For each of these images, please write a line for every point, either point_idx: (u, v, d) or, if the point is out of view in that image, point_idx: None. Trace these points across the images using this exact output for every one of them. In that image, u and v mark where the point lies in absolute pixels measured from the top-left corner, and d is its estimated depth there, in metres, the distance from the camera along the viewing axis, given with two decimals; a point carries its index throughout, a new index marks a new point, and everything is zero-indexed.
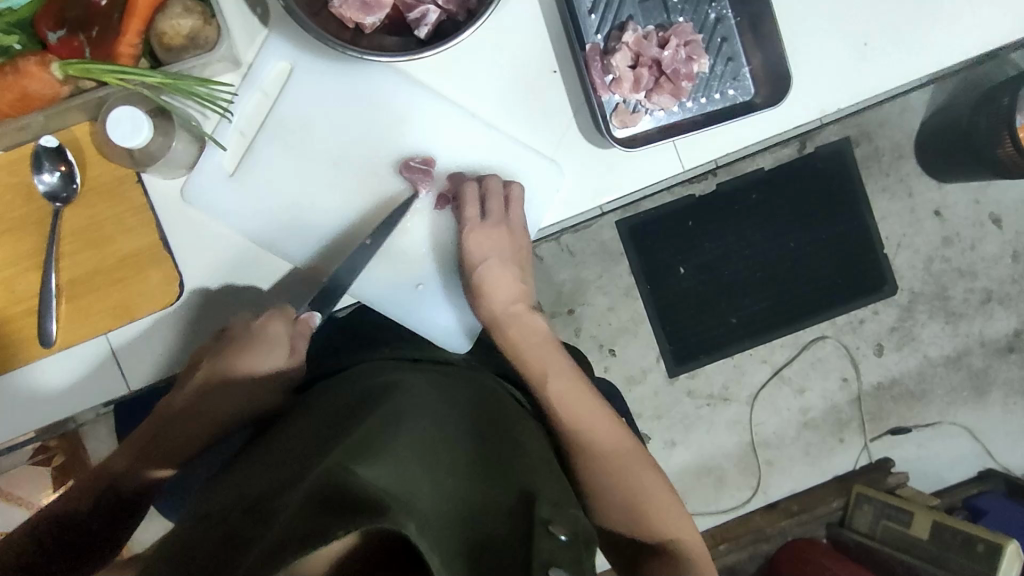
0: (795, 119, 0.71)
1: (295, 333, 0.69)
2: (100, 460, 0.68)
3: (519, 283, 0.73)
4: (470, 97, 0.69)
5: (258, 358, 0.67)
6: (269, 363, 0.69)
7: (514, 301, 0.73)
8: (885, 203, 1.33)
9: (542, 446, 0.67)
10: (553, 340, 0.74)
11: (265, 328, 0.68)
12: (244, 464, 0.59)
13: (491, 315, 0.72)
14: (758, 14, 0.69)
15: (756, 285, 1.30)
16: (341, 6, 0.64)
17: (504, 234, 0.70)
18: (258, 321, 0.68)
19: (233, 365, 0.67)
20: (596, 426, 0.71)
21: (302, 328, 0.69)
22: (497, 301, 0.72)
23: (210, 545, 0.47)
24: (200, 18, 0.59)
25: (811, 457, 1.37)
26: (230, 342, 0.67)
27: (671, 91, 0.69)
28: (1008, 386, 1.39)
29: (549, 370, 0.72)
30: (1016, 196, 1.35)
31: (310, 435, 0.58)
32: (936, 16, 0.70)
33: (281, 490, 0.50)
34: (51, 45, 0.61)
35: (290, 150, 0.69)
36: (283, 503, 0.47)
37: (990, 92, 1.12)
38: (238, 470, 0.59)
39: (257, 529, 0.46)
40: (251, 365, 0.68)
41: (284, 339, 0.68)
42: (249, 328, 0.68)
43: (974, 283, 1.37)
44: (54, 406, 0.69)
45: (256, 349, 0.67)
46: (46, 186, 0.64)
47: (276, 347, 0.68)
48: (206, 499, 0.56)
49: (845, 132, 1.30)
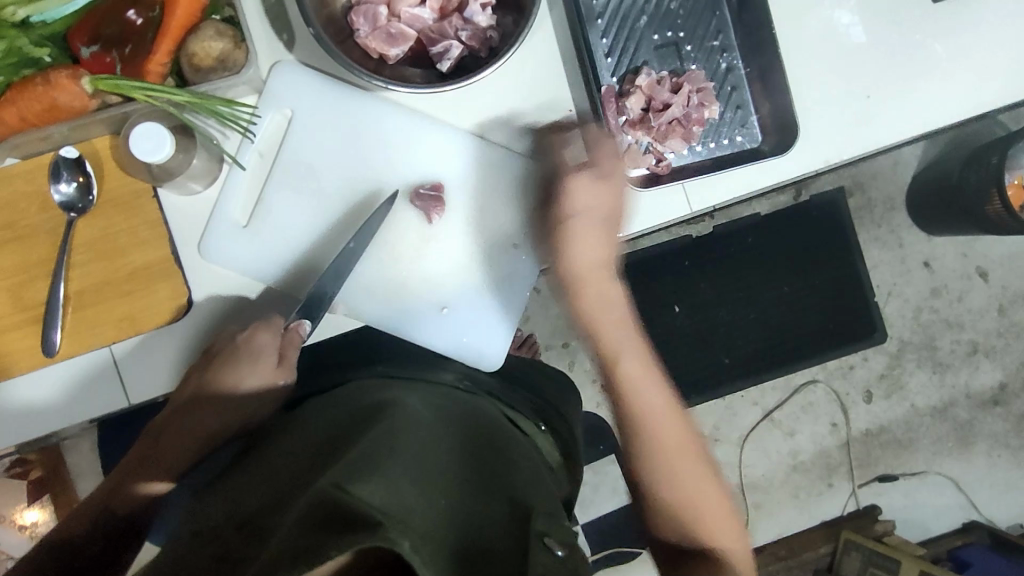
0: (800, 167, 0.73)
1: (281, 342, 0.67)
2: (96, 486, 0.67)
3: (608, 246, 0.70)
4: (485, 128, 0.71)
5: (244, 369, 0.66)
6: (258, 376, 0.67)
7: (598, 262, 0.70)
8: (876, 252, 1.36)
9: (534, 467, 0.67)
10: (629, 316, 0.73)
11: (253, 338, 0.67)
12: (237, 479, 0.58)
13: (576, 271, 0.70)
14: (768, 66, 0.71)
15: (748, 327, 1.32)
16: (367, 36, 0.66)
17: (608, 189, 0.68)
18: (247, 333, 0.67)
19: (220, 377, 0.66)
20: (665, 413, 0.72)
21: (291, 339, 0.67)
22: (581, 259, 0.70)
23: (204, 564, 0.46)
24: (231, 41, 0.61)
25: (799, 501, 1.37)
26: (218, 356, 0.67)
27: (682, 134, 0.71)
28: (993, 439, 1.41)
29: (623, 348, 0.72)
30: (1002, 252, 1.39)
31: (305, 452, 0.58)
32: (934, 77, 0.74)
33: (276, 506, 0.50)
34: (84, 59, 0.62)
35: (301, 170, 0.70)
36: (278, 521, 0.47)
37: (981, 150, 1.15)
38: (232, 484, 0.58)
39: (252, 548, 0.45)
40: (237, 380, 0.67)
41: (270, 349, 0.67)
42: (235, 339, 0.67)
43: (961, 334, 1.39)
44: (52, 416, 0.68)
45: (242, 360, 0.66)
46: (63, 196, 0.65)
47: (263, 358, 0.66)
48: (198, 514, 0.55)
49: (839, 182, 1.34)
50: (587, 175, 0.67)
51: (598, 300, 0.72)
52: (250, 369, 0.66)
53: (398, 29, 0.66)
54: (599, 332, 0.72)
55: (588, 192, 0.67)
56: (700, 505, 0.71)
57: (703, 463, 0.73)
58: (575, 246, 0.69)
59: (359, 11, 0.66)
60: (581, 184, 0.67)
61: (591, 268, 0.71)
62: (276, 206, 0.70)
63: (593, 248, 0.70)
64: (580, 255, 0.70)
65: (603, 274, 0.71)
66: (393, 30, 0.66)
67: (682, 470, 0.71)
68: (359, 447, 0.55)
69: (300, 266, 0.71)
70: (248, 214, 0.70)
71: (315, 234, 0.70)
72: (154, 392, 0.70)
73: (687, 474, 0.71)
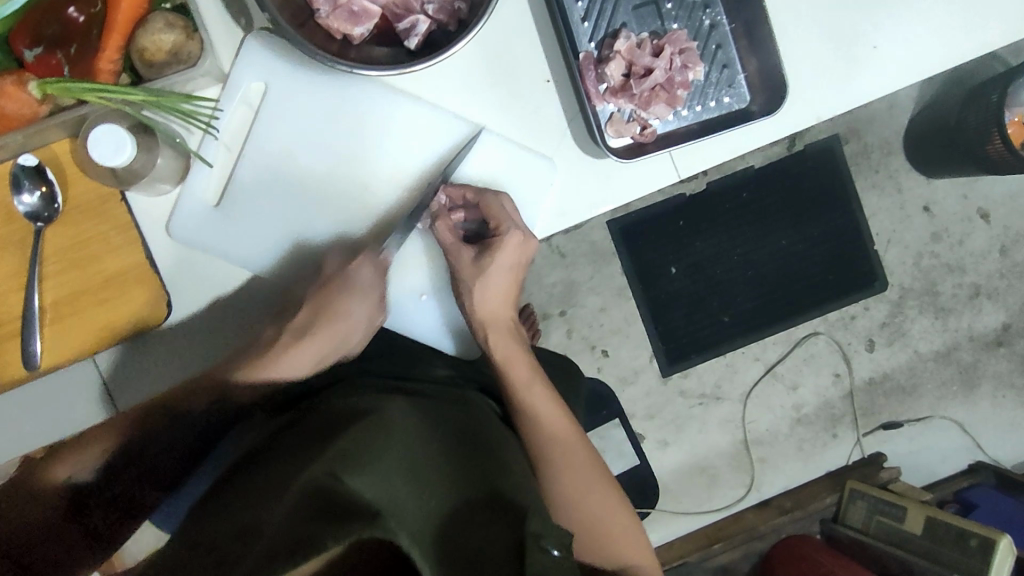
0: (790, 126, 0.71)
1: (381, 272, 0.68)
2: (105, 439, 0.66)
3: (510, 284, 0.72)
4: (459, 101, 0.68)
5: (351, 302, 0.67)
6: (359, 311, 0.69)
7: (500, 306, 0.72)
8: (874, 199, 1.33)
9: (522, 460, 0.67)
10: (526, 348, 0.74)
11: (355, 272, 0.66)
12: (225, 483, 0.57)
13: (488, 311, 0.71)
14: (754, 19, 0.68)
15: (746, 284, 1.31)
16: (328, 16, 0.62)
17: (528, 246, 0.69)
18: (350, 265, 0.67)
19: (329, 307, 0.67)
20: (566, 440, 0.72)
21: (384, 267, 0.68)
22: (494, 305, 0.71)
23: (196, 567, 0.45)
24: (182, 33, 0.57)
25: (804, 453, 1.38)
26: (326, 280, 0.67)
27: (666, 100, 0.68)
28: (997, 380, 1.41)
29: (520, 383, 0.72)
30: (1003, 191, 1.36)
31: (296, 442, 0.58)
32: (928, 20, 0.70)
33: (264, 502, 0.49)
34: (29, 63, 0.58)
35: (271, 164, 0.67)
36: (267, 511, 0.47)
37: (979, 89, 1.12)
38: (228, 479, 0.58)
39: (241, 547, 0.44)
40: (343, 308, 0.67)
41: (373, 281, 0.68)
42: (342, 268, 0.67)
43: (962, 278, 1.37)
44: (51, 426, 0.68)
45: (350, 292, 0.66)
46: (27, 207, 0.62)
47: (366, 291, 0.68)
48: (195, 506, 0.55)
49: (834, 129, 1.30)
50: (520, 235, 0.68)
51: (508, 348, 0.73)
52: (358, 303, 0.68)
53: (360, 6, 0.63)
54: (509, 366, 0.73)
55: (515, 251, 0.69)
56: (617, 540, 0.72)
57: (607, 482, 0.73)
58: (493, 294, 0.70)
59: None
60: (512, 245, 0.68)
61: (498, 320, 0.72)
62: (248, 196, 0.67)
63: (504, 294, 0.72)
64: (489, 304, 0.71)
65: (508, 326, 0.73)
66: (355, 8, 0.63)
67: (589, 496, 0.72)
68: (348, 442, 0.54)
69: (298, 237, 0.69)
70: (219, 196, 0.68)
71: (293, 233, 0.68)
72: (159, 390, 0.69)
73: (591, 496, 0.72)
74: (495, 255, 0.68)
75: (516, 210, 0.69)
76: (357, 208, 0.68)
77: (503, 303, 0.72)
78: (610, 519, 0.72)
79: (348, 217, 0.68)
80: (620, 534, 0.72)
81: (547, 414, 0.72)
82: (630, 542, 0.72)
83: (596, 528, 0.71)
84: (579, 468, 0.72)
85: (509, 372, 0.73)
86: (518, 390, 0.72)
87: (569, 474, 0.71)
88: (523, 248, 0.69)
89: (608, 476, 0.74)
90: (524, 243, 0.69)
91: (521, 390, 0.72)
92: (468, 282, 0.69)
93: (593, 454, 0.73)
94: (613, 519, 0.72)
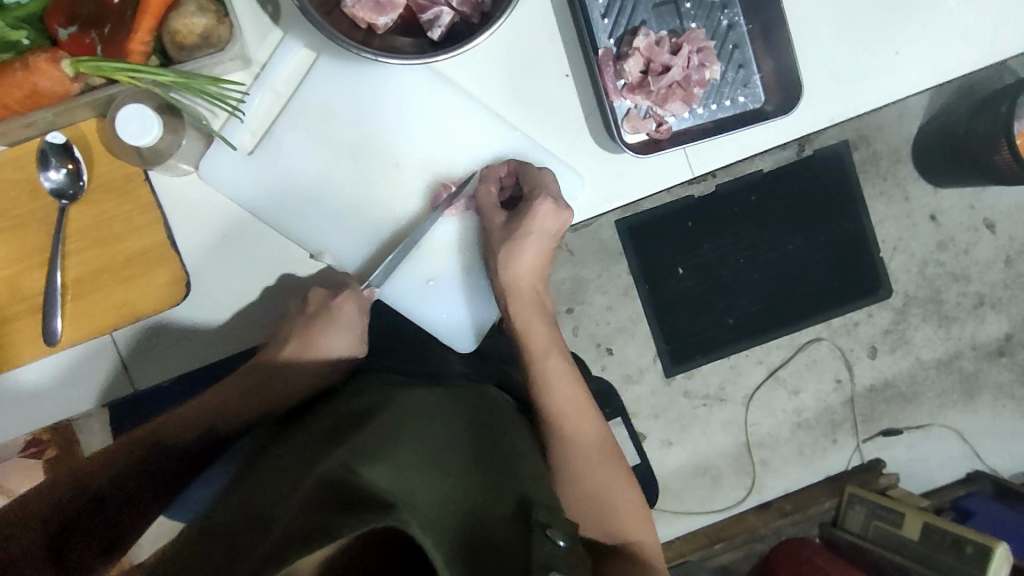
0: (802, 127, 0.72)
1: (363, 310, 0.71)
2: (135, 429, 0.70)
3: (537, 261, 0.73)
4: (484, 91, 0.69)
5: (332, 335, 0.71)
6: (341, 342, 0.73)
7: (524, 280, 0.73)
8: (882, 207, 1.34)
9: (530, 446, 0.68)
10: (549, 317, 0.76)
11: (339, 308, 0.70)
12: (245, 476, 0.59)
13: (512, 283, 0.72)
14: (771, 20, 0.69)
15: (752, 287, 1.31)
16: (354, 6, 0.63)
17: (563, 217, 0.69)
18: (332, 301, 0.70)
19: (310, 345, 0.71)
20: (580, 416, 0.73)
21: (365, 304, 0.71)
22: (520, 278, 0.72)
23: (215, 555, 0.46)
24: (213, 17, 0.59)
25: (804, 457, 1.39)
26: (308, 314, 0.70)
27: (682, 97, 0.69)
28: (998, 390, 1.42)
29: (543, 355, 0.74)
30: (1010, 202, 1.37)
31: (312, 439, 0.59)
32: (941, 27, 0.71)
33: (282, 492, 0.50)
34: (62, 41, 0.60)
35: (298, 150, 0.68)
36: (285, 502, 0.48)
37: (988, 99, 1.12)
38: (251, 468, 0.60)
39: (259, 536, 0.45)
40: (325, 343, 0.72)
41: (355, 318, 0.71)
42: (326, 304, 0.70)
43: (967, 287, 1.38)
44: (42, 408, 0.68)
45: (328, 326, 0.70)
46: (53, 183, 0.63)
47: (345, 327, 0.71)
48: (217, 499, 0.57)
49: (844, 136, 1.31)
50: (551, 204, 0.68)
51: (528, 318, 0.74)
52: (337, 332, 0.71)
53: None
54: (526, 336, 0.74)
55: (549, 219, 0.69)
56: (621, 517, 0.74)
57: (614, 460, 0.75)
58: (521, 263, 0.71)
59: None
60: (544, 212, 0.68)
61: (521, 295, 0.73)
62: (277, 181, 0.68)
63: (530, 270, 0.73)
64: (518, 275, 0.72)
65: (532, 300, 0.74)
66: None
67: (596, 470, 0.73)
68: (364, 433, 0.55)
69: (281, 272, 0.70)
70: (254, 142, 0.68)
71: (321, 218, 0.69)
72: (172, 370, 0.70)
73: (598, 474, 0.74)
74: (527, 221, 0.69)
75: (551, 178, 0.69)
76: (382, 193, 0.69)
77: (528, 277, 0.73)
78: (616, 498, 0.74)
79: (376, 205, 0.70)
80: (625, 511, 0.74)
81: (563, 388, 0.73)
82: (634, 520, 0.75)
83: (604, 504, 0.73)
84: (589, 444, 0.73)
85: (529, 341, 0.74)
86: (536, 358, 0.74)
87: (579, 452, 0.73)
88: (557, 216, 0.69)
89: (619, 458, 0.75)
90: (559, 215, 0.69)
91: (540, 362, 0.74)
92: (499, 250, 0.70)
93: (602, 433, 0.75)
94: (620, 495, 0.74)
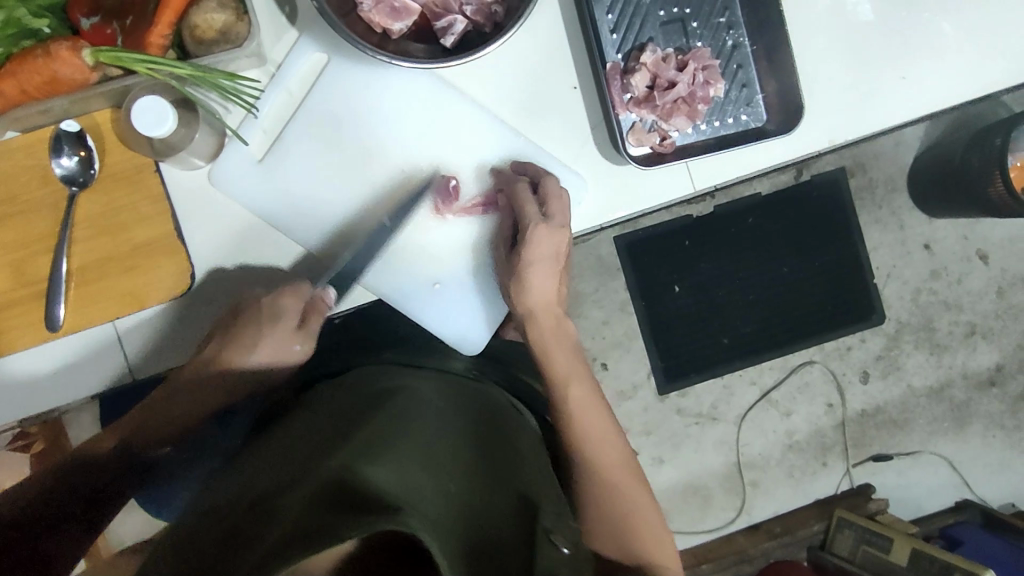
0: (801, 148, 0.73)
1: (305, 310, 0.69)
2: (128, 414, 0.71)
3: (557, 283, 0.73)
4: (494, 99, 0.70)
5: (271, 331, 0.69)
6: (284, 336, 0.71)
7: (547, 299, 0.72)
8: (877, 234, 1.36)
9: (532, 446, 0.69)
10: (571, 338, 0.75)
11: (276, 302, 0.68)
12: (247, 465, 0.59)
13: (530, 303, 0.71)
14: (775, 43, 0.71)
15: (748, 307, 1.32)
16: (371, 10, 0.64)
17: (564, 237, 0.70)
18: (270, 296, 0.68)
19: (246, 339, 0.69)
20: (600, 433, 0.73)
21: (310, 310, 0.69)
22: (537, 295, 0.71)
23: (215, 538, 0.47)
24: (233, 13, 0.60)
25: (795, 479, 1.39)
26: (244, 314, 0.69)
27: (687, 113, 0.71)
28: (988, 419, 1.43)
29: (568, 373, 0.74)
30: (1003, 234, 1.39)
31: (312, 437, 0.58)
32: (939, 58, 0.73)
33: (286, 484, 0.50)
34: (85, 31, 0.62)
35: (311, 150, 0.69)
36: (289, 494, 0.48)
37: (983, 133, 1.15)
38: (251, 458, 0.60)
39: (261, 524, 0.45)
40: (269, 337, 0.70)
41: (292, 315, 0.69)
42: (261, 302, 0.68)
43: (958, 316, 1.40)
44: (42, 392, 0.68)
45: (265, 321, 0.68)
46: (64, 170, 0.65)
47: (286, 321, 0.69)
48: (218, 484, 0.58)
49: (841, 163, 1.33)
50: (545, 228, 0.68)
51: (549, 337, 0.73)
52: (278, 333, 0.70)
53: (402, 3, 0.66)
54: (547, 356, 0.73)
55: (547, 240, 0.69)
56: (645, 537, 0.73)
57: (636, 478, 0.74)
58: (536, 283, 0.70)
59: None
60: (540, 234, 0.68)
61: (544, 310, 0.73)
62: (292, 177, 0.70)
63: (549, 287, 0.72)
64: (537, 292, 0.71)
65: (555, 315, 0.74)
66: (397, 4, 0.66)
67: (621, 487, 0.73)
68: (369, 431, 0.55)
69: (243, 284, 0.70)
70: (265, 149, 0.69)
71: (324, 216, 0.70)
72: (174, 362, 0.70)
73: (620, 490, 0.73)
74: (529, 245, 0.69)
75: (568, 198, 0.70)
76: (392, 196, 0.70)
77: (546, 305, 0.72)
78: (639, 516, 0.73)
79: (385, 208, 0.70)
80: (649, 530, 0.73)
81: (582, 403, 0.73)
82: (657, 541, 0.73)
83: (627, 523, 0.72)
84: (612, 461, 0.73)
85: (551, 360, 0.73)
86: (558, 376, 0.73)
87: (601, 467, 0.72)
88: (557, 241, 0.70)
89: (638, 474, 0.75)
90: (558, 236, 0.69)
91: (561, 380, 0.73)
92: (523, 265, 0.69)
93: (623, 450, 0.74)
94: (644, 514, 0.73)
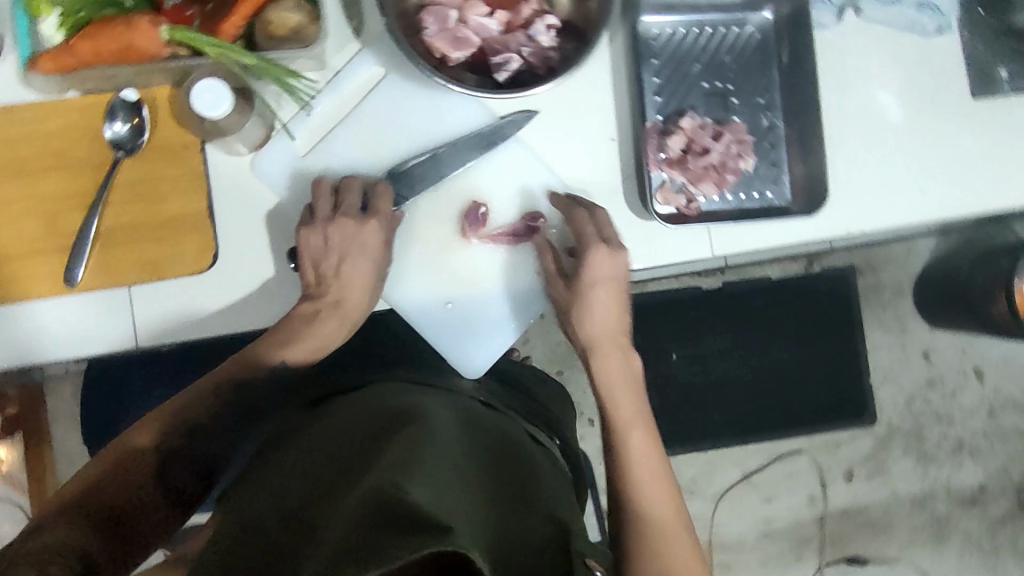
0: (819, 232, 0.76)
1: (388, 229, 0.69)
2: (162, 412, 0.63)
3: (621, 310, 0.72)
4: (536, 137, 0.73)
5: (356, 262, 0.68)
6: (361, 276, 0.69)
7: (614, 331, 0.72)
8: (878, 334, 1.38)
9: (555, 473, 0.67)
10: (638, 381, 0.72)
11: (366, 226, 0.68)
12: (271, 474, 0.56)
13: (590, 335, 0.72)
14: (807, 130, 0.74)
15: (745, 389, 1.31)
16: (434, 36, 0.68)
17: (619, 257, 0.70)
18: (361, 227, 0.68)
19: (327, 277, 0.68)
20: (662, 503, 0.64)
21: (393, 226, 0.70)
22: (596, 326, 0.71)
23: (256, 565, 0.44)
24: (307, 16, 0.64)
25: (767, 567, 1.38)
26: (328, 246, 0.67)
27: (715, 180, 0.74)
28: (966, 538, 1.41)
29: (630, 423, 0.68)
30: (1000, 354, 1.41)
31: (343, 446, 0.56)
32: (960, 169, 0.76)
33: (322, 498, 0.48)
34: (165, 8, 0.64)
35: (354, 154, 0.72)
36: (329, 512, 0.46)
37: (992, 253, 1.17)
38: (274, 465, 0.58)
39: (306, 549, 0.43)
40: (348, 281, 0.68)
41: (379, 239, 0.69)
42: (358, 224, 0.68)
43: (949, 430, 1.40)
44: (49, 343, 0.69)
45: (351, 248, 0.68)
46: (114, 134, 0.67)
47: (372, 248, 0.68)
48: (243, 496, 0.56)
49: (852, 260, 1.36)
50: (606, 248, 0.69)
51: (614, 377, 0.71)
52: (364, 263, 0.68)
53: (464, 34, 0.69)
54: (613, 401, 0.70)
55: (609, 265, 0.70)
56: None
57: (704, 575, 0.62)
58: (592, 315, 0.71)
59: (431, 12, 0.69)
60: (601, 257, 0.69)
61: (610, 342, 0.72)
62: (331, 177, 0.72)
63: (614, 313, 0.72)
64: (595, 326, 0.71)
65: (620, 347, 0.72)
66: (459, 34, 0.69)
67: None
68: (398, 443, 0.53)
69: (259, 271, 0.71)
70: (309, 147, 0.72)
71: None
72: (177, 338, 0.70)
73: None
74: (585, 270, 0.70)
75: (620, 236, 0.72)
76: (427, 210, 0.72)
77: (613, 331, 0.72)
78: None
79: (421, 220, 0.73)
80: None
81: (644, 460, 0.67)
82: None
83: None
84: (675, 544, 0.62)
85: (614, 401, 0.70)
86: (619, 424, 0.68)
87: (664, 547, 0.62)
88: (616, 261, 0.70)
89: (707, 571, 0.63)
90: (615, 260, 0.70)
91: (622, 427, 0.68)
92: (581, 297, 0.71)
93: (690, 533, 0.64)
94: None
